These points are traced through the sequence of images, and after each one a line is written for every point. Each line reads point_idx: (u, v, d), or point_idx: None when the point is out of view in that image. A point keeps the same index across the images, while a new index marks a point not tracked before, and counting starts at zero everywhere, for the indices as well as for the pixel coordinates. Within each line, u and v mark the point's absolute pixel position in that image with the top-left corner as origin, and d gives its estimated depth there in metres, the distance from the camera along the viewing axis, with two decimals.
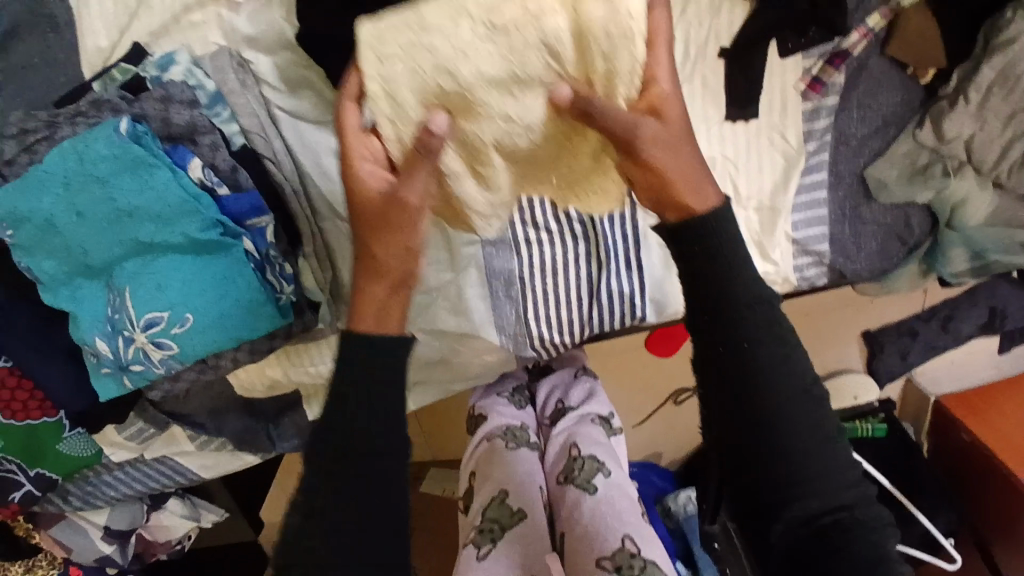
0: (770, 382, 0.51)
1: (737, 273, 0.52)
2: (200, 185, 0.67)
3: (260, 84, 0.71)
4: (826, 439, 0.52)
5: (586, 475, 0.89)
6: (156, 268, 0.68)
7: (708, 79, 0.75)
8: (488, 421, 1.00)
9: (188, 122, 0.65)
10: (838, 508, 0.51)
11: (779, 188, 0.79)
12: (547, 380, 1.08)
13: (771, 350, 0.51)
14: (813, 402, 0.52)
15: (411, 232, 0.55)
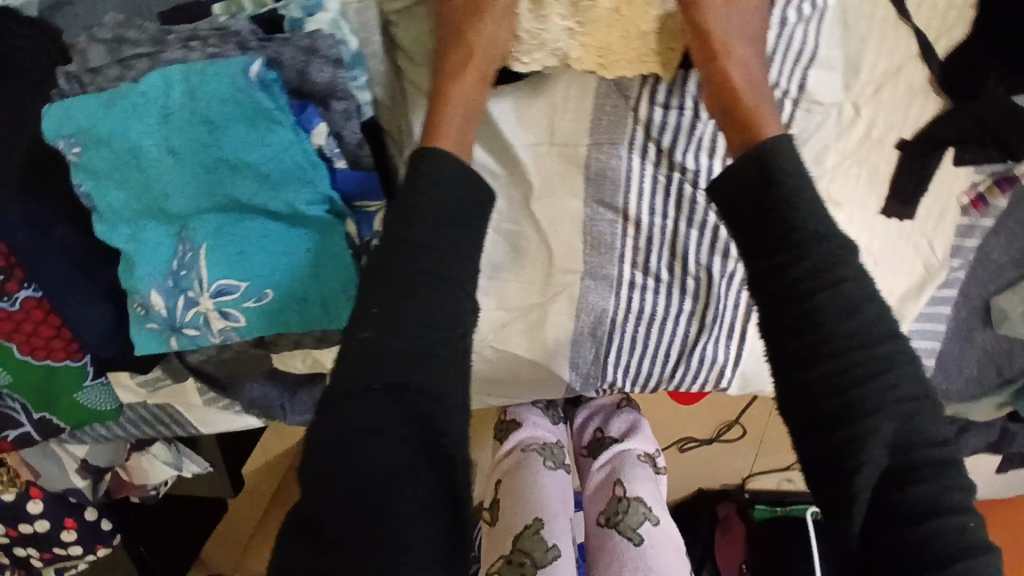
0: (834, 328, 0.51)
1: (796, 192, 0.53)
2: (319, 153, 0.58)
3: (395, 51, 0.63)
4: (905, 406, 0.50)
5: (634, 522, 0.85)
6: (245, 233, 0.59)
7: (879, 168, 0.69)
8: (522, 430, 0.95)
9: (329, 83, 0.55)
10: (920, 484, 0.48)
11: (909, 295, 0.75)
12: (588, 405, 1.01)
13: (831, 295, 0.51)
14: (887, 358, 0.50)
15: (484, 48, 0.59)
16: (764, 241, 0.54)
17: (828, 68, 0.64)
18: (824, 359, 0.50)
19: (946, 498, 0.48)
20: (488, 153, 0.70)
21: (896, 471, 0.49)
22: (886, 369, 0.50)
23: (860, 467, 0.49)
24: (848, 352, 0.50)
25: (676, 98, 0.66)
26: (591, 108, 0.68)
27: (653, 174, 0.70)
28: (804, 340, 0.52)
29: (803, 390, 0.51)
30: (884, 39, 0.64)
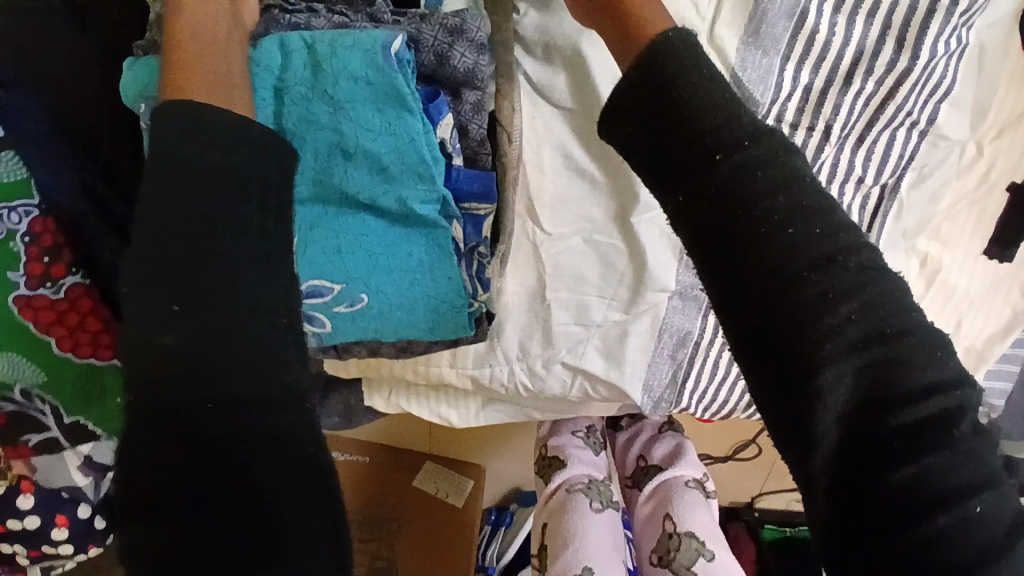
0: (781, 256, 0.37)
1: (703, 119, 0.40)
2: (440, 147, 0.52)
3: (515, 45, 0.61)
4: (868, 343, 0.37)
5: (687, 561, 0.84)
6: (344, 230, 0.52)
7: (988, 212, 0.68)
8: (566, 469, 0.90)
9: (467, 71, 0.50)
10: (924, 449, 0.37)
11: (995, 338, 0.74)
12: (630, 428, 0.98)
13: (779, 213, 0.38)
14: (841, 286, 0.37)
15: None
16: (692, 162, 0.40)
17: (958, 107, 0.63)
18: (810, 308, 0.37)
19: (951, 470, 0.37)
20: (590, 158, 0.65)
21: (892, 434, 0.36)
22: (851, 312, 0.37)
23: (828, 425, 0.37)
24: (792, 245, 0.37)
25: (806, 119, 0.62)
26: None
27: None
28: (747, 248, 0.38)
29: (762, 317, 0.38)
30: (1020, 79, 0.63)
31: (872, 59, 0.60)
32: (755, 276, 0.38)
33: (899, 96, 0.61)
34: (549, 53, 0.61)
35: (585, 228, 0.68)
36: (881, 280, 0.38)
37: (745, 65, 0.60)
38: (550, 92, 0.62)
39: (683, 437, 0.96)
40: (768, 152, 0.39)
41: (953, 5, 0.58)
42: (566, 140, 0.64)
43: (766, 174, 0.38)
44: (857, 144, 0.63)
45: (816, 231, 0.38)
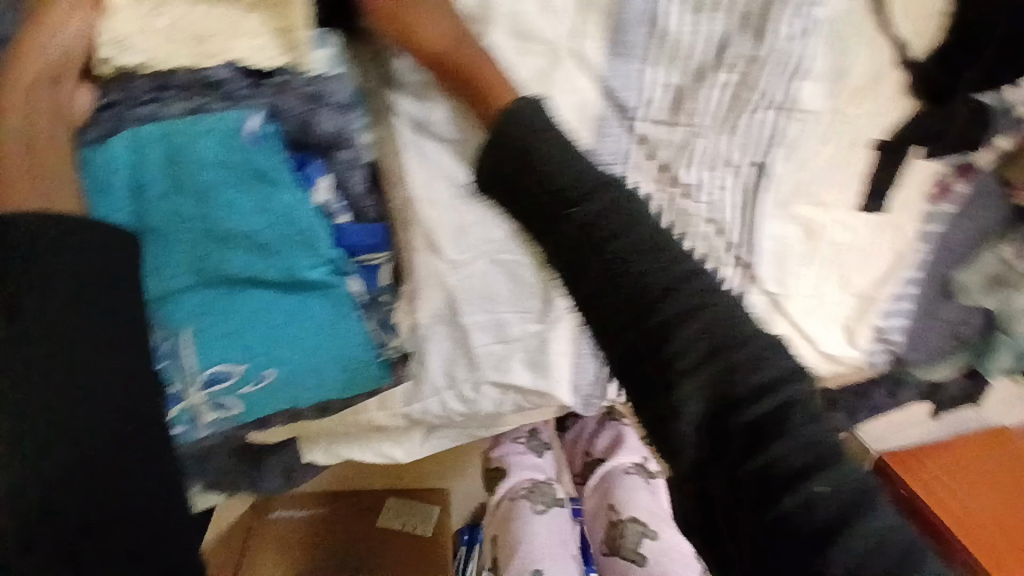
0: (634, 283, 0.45)
1: (555, 175, 0.49)
2: (321, 210, 0.51)
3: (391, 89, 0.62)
4: (716, 355, 0.43)
5: (632, 544, 0.87)
6: (235, 309, 0.51)
7: (858, 171, 0.71)
8: (508, 478, 0.92)
9: (335, 133, 0.50)
10: (775, 433, 0.42)
11: (884, 280, 0.79)
12: (575, 420, 1.01)
13: (636, 248, 0.46)
14: (687, 306, 0.44)
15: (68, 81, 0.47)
16: (551, 217, 0.49)
17: (819, 81, 0.65)
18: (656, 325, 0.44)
19: (796, 451, 0.42)
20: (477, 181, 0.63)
21: (741, 425, 0.43)
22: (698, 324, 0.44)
23: (684, 428, 0.44)
24: (640, 278, 0.45)
25: (675, 116, 0.65)
26: (591, 138, 0.65)
27: (653, 191, 0.69)
28: (609, 281, 0.46)
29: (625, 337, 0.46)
30: (872, 42, 0.65)
31: (727, 51, 0.63)
32: (611, 308, 0.46)
33: (757, 81, 0.64)
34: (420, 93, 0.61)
35: (489, 249, 0.67)
36: (722, 301, 0.45)
37: (614, 75, 0.63)
38: (428, 132, 0.62)
39: (624, 425, 0.99)
40: (613, 208, 0.47)
41: None
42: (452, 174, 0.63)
43: (618, 221, 0.47)
44: (728, 130, 0.67)
45: (658, 263, 0.46)
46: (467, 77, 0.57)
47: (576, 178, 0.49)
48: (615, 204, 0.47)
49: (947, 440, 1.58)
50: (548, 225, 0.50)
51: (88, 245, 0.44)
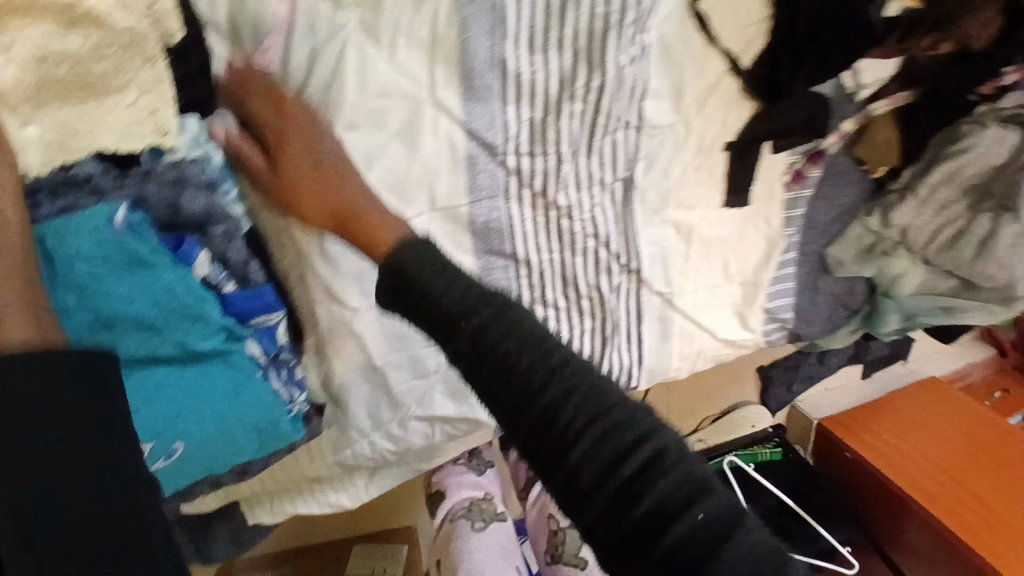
0: (518, 371, 0.47)
1: (439, 287, 0.49)
2: (205, 283, 0.54)
3: None
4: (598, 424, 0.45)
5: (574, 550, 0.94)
6: (135, 392, 0.53)
7: (714, 171, 0.79)
8: (448, 498, 0.95)
9: (204, 211, 0.53)
10: (659, 487, 0.44)
11: (761, 265, 0.87)
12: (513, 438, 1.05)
13: (518, 341, 0.47)
14: (566, 385, 0.46)
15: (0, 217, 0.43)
16: (438, 323, 0.50)
17: (660, 98, 0.73)
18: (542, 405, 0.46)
19: (681, 496, 0.44)
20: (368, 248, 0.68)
21: (627, 481, 0.45)
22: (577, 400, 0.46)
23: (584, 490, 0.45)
24: (524, 373, 0.47)
25: (539, 146, 0.71)
26: (465, 177, 0.69)
27: (533, 216, 0.74)
28: (495, 370, 0.48)
29: (519, 418, 0.47)
30: (701, 56, 0.72)
31: (573, 83, 0.69)
32: (504, 400, 0.48)
33: (605, 107, 0.70)
34: None
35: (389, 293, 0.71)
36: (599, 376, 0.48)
37: (474, 116, 0.67)
38: None
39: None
40: (492, 304, 0.49)
41: (620, 22, 0.66)
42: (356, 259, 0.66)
43: (496, 315, 0.48)
44: (590, 152, 0.73)
45: (540, 353, 0.47)
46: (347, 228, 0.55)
47: (453, 281, 0.50)
48: (498, 313, 0.48)
49: (879, 399, 1.70)
50: (439, 336, 0.50)
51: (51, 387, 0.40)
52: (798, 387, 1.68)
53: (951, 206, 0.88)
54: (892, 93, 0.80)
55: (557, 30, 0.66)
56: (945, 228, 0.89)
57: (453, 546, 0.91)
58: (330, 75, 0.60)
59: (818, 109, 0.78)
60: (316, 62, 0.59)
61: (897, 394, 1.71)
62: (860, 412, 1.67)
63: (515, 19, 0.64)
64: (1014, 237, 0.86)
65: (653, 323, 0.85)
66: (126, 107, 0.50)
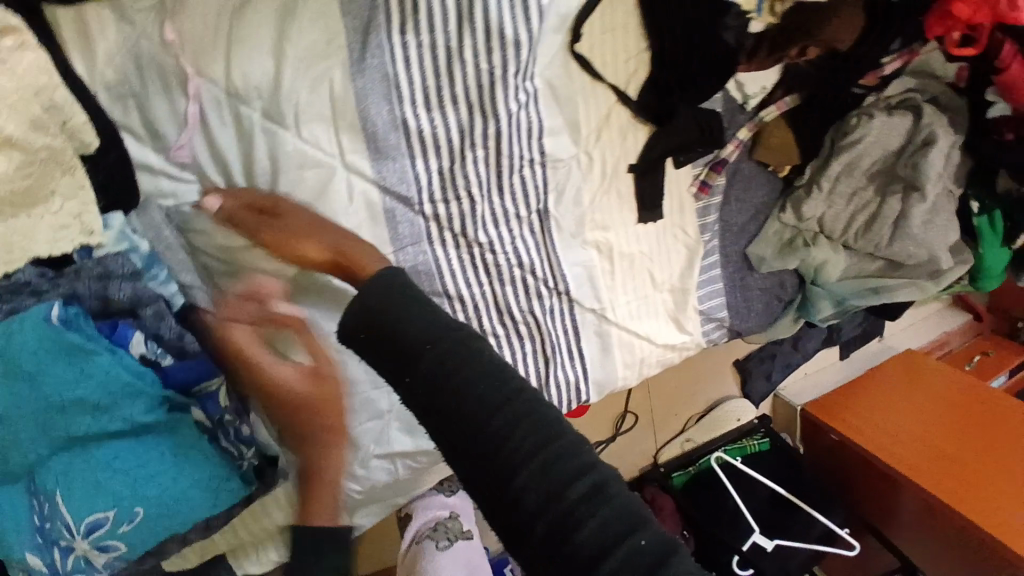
0: (471, 385, 0.43)
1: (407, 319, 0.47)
2: (143, 359, 0.61)
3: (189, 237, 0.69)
4: (546, 437, 0.40)
5: None
6: (94, 463, 0.59)
7: (623, 192, 0.85)
8: (414, 519, 1.02)
9: (131, 297, 0.61)
10: (599, 500, 0.38)
11: (686, 271, 0.92)
12: None
13: (469, 370, 0.43)
14: (504, 395, 0.42)
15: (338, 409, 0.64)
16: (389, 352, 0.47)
17: (557, 134, 0.78)
18: (483, 424, 0.42)
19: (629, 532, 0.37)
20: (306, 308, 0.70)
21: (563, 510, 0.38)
22: (520, 414, 0.41)
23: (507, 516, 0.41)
24: (469, 406, 0.42)
25: (451, 192, 0.76)
26: (385, 228, 0.74)
27: (458, 255, 0.79)
28: (438, 386, 0.44)
29: (463, 438, 0.42)
30: (589, 92, 0.78)
31: (472, 132, 0.74)
32: (448, 438, 0.43)
33: (506, 148, 0.76)
34: None
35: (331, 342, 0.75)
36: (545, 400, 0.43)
37: (385, 174, 0.72)
38: None
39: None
40: (444, 323, 0.46)
41: (505, 71, 0.72)
42: (323, 317, 0.71)
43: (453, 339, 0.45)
44: (501, 190, 0.79)
45: (492, 376, 0.43)
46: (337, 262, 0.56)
47: (421, 319, 0.47)
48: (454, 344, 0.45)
49: (859, 376, 1.74)
50: (396, 367, 0.47)
51: (321, 538, 0.64)
52: (778, 376, 1.72)
53: (860, 192, 0.92)
54: (779, 98, 0.86)
55: (447, 88, 0.71)
56: (858, 214, 0.94)
57: (420, 563, 0.95)
58: (245, 159, 0.66)
59: (710, 123, 0.84)
60: (229, 152, 0.66)
61: (877, 372, 1.74)
62: (844, 394, 1.70)
63: (406, 83, 0.69)
64: (925, 213, 0.90)
65: (592, 338, 0.89)
66: (54, 213, 0.57)
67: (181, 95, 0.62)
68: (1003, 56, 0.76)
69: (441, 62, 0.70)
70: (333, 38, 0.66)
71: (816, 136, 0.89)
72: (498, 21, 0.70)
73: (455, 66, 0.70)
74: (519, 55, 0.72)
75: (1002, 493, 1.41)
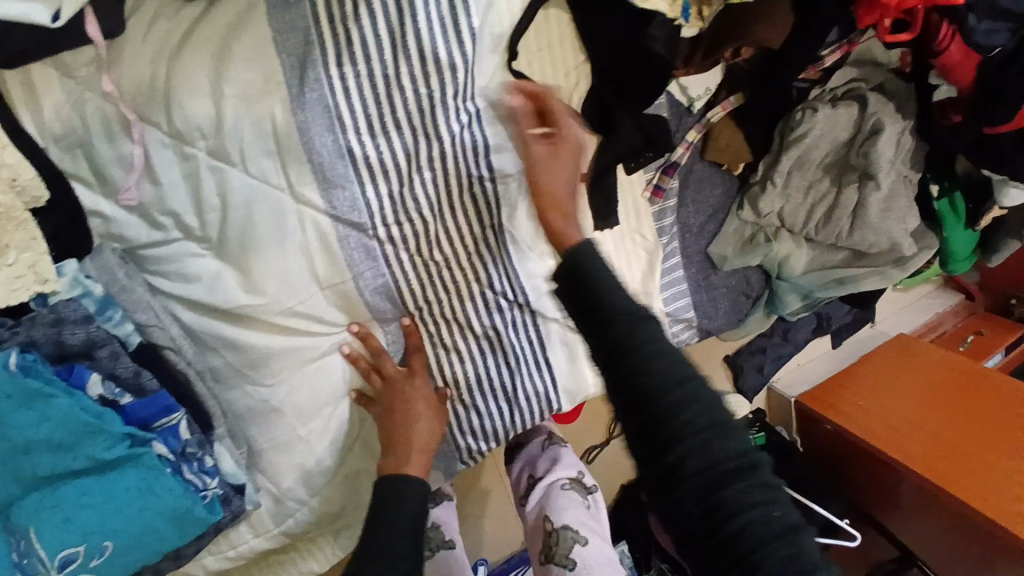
0: (650, 367, 0.58)
1: (602, 291, 0.61)
2: (102, 400, 0.63)
3: (145, 275, 0.70)
4: (722, 425, 0.58)
5: (565, 549, 0.99)
6: (62, 501, 0.62)
7: (576, 202, 0.86)
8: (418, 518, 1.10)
9: (85, 340, 0.63)
10: (745, 468, 0.57)
11: (648, 276, 0.90)
12: (521, 453, 1.18)
13: (653, 347, 0.59)
14: (690, 389, 0.58)
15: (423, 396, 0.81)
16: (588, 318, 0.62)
17: (504, 151, 0.80)
18: (656, 405, 0.58)
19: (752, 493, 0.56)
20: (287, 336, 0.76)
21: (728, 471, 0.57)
22: (694, 397, 0.58)
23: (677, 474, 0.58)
24: (653, 382, 0.58)
25: (402, 213, 0.77)
26: (341, 254, 0.75)
27: (415, 274, 0.80)
28: (619, 356, 0.60)
29: (649, 415, 0.58)
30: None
31: (418, 155, 0.76)
32: (630, 405, 0.59)
33: (452, 168, 0.77)
34: (198, 284, 0.71)
35: (295, 365, 0.77)
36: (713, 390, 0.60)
37: (336, 203, 0.74)
38: (219, 318, 0.72)
39: (559, 446, 1.15)
40: (637, 312, 0.61)
41: (443, 94, 0.73)
42: (305, 344, 0.77)
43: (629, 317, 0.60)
44: (453, 209, 0.80)
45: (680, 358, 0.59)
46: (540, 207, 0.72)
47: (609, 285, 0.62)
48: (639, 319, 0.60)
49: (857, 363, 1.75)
50: (593, 328, 0.62)
51: (402, 510, 0.69)
52: (770, 369, 1.74)
53: (816, 185, 0.92)
54: (724, 99, 0.86)
55: (389, 115, 0.73)
56: (816, 207, 0.94)
57: None
58: (195, 197, 0.68)
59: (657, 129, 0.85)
60: (176, 192, 0.68)
61: (870, 359, 1.74)
62: (837, 384, 1.70)
63: (349, 113, 0.71)
64: (882, 202, 0.90)
65: (556, 347, 0.90)
66: (8, 266, 0.59)
67: (125, 141, 0.65)
68: (941, 38, 0.73)
69: (380, 90, 0.71)
70: (270, 74, 0.67)
71: (767, 133, 0.90)
72: (433, 46, 0.71)
73: (394, 92, 0.72)
74: (456, 77, 0.73)
75: (998, 475, 1.39)
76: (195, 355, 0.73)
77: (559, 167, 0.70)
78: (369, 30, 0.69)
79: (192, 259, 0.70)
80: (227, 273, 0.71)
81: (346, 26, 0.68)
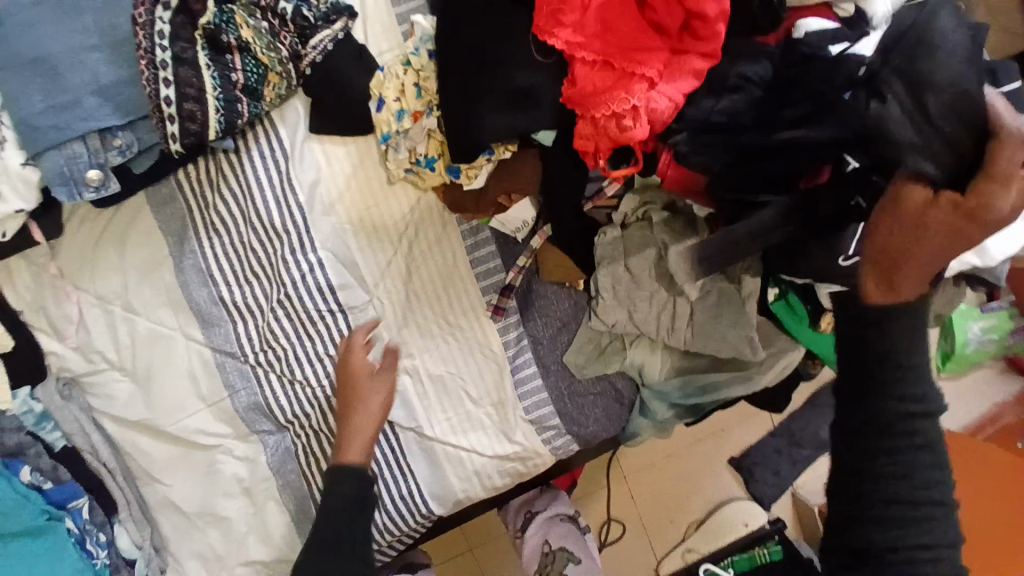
0: (882, 371, 0.59)
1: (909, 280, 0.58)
2: (29, 484, 0.90)
3: (84, 396, 0.96)
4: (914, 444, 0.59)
5: (561, 564, 1.44)
6: (7, 551, 0.88)
7: (423, 322, 0.98)
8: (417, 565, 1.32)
9: (17, 443, 0.91)
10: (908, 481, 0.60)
11: (500, 385, 1.00)
12: (518, 495, 1.50)
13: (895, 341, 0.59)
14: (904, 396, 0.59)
15: (375, 377, 0.93)
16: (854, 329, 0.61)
17: (348, 288, 0.96)
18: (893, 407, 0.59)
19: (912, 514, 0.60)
20: (180, 443, 0.97)
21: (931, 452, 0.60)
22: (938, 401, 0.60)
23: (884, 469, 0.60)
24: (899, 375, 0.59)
25: (265, 344, 0.97)
26: (219, 377, 0.96)
27: (286, 389, 0.98)
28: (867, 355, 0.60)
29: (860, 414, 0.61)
30: (364, 248, 0.95)
31: (269, 297, 0.96)
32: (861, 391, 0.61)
33: (304, 305, 0.95)
34: (120, 403, 0.96)
35: (189, 468, 0.98)
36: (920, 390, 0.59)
37: (213, 337, 0.96)
38: (135, 433, 0.97)
39: (556, 489, 1.51)
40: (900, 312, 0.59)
41: (289, 251, 0.94)
42: (196, 449, 0.97)
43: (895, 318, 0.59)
44: (309, 337, 0.97)
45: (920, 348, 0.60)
46: (886, 264, 0.58)
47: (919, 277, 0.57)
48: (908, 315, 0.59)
49: None
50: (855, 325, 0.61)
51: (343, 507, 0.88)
52: (787, 473, 1.60)
53: (654, 295, 0.93)
54: (541, 228, 0.96)
55: (247, 269, 0.95)
56: (666, 314, 0.94)
57: None
58: (112, 338, 0.95)
59: (484, 254, 0.97)
60: (100, 336, 0.95)
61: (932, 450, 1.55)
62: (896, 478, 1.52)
63: (217, 269, 0.95)
64: (711, 307, 0.92)
65: (419, 453, 1.01)
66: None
67: (66, 303, 0.93)
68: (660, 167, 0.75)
69: (239, 250, 0.94)
70: (158, 247, 0.94)
71: (590, 248, 0.94)
72: (272, 217, 0.93)
73: (252, 249, 0.94)
74: (292, 237, 0.94)
75: None
76: (117, 456, 0.98)
77: (960, 238, 0.55)
78: (225, 209, 0.93)
79: (113, 385, 0.96)
80: (138, 395, 0.96)
81: (207, 212, 0.93)
